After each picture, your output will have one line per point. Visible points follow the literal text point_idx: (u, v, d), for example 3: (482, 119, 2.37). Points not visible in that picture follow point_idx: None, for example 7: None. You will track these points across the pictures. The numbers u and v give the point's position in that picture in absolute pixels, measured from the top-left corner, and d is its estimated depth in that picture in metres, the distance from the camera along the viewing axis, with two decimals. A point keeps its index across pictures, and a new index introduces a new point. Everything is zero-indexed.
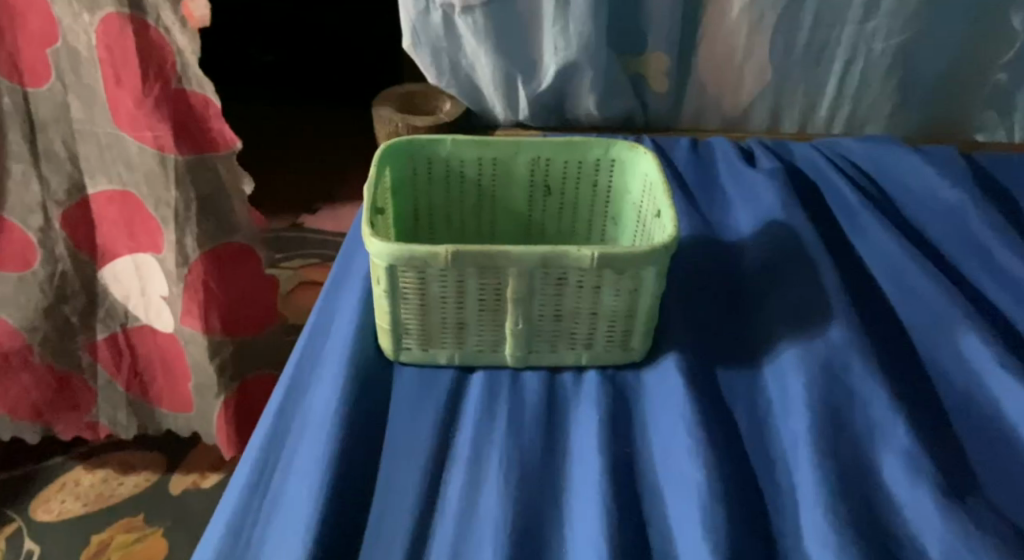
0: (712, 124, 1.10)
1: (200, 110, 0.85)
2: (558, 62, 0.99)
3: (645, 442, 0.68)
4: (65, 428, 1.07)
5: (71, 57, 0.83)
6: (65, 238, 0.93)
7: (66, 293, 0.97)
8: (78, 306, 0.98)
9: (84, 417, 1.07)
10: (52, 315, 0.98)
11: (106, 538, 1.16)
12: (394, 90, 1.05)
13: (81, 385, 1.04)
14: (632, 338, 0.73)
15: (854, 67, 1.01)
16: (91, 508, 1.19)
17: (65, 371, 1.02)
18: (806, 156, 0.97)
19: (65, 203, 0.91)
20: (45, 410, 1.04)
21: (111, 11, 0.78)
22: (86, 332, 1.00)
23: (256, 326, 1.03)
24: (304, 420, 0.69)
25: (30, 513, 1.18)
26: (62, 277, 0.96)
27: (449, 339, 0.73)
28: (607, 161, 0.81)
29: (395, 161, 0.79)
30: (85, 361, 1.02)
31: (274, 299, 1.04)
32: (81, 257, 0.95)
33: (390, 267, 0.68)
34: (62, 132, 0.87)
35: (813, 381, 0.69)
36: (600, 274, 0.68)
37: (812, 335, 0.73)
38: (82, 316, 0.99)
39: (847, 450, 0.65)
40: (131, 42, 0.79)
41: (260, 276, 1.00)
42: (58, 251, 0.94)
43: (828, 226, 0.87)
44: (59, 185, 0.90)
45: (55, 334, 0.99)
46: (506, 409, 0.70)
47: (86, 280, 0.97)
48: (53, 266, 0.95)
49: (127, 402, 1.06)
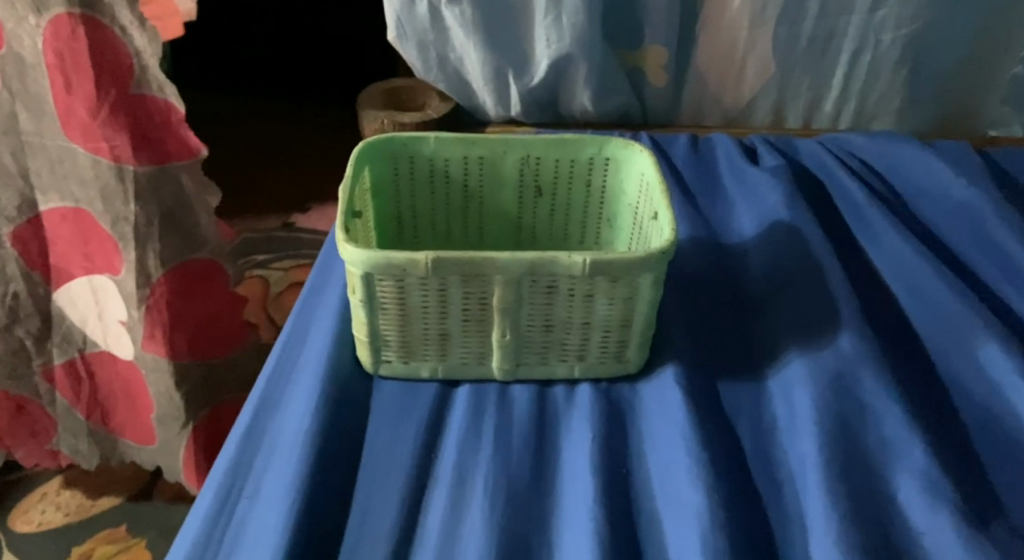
0: (713, 121, 1.05)
1: (161, 118, 0.79)
2: (551, 55, 0.94)
3: (641, 463, 0.63)
4: (27, 454, 1.03)
5: (17, 64, 0.77)
6: (17, 257, 0.89)
7: (18, 315, 0.92)
8: (32, 329, 0.94)
9: (44, 445, 1.03)
10: (5, 338, 0.93)
11: (87, 550, 1.11)
12: (377, 88, 1.00)
13: (38, 410, 1.00)
14: (628, 349, 0.68)
15: (862, 59, 0.96)
16: (72, 519, 1.15)
17: (22, 397, 0.98)
18: (813, 153, 0.93)
19: (17, 220, 0.86)
20: (5, 433, 1.01)
21: (61, 11, 0.72)
22: (42, 357, 0.96)
23: (227, 347, 0.98)
24: (274, 440, 0.64)
25: (9, 524, 1.14)
26: (14, 298, 0.91)
27: (431, 351, 0.68)
28: (601, 159, 0.76)
29: (376, 160, 0.75)
30: (42, 388, 0.98)
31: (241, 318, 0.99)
32: (34, 278, 0.91)
33: (367, 275, 0.63)
34: (10, 145, 0.82)
35: (823, 396, 0.64)
36: (592, 282, 0.64)
37: (820, 346, 0.69)
38: (37, 341, 0.95)
39: (860, 472, 0.60)
40: (83, 44, 0.73)
41: (227, 294, 0.94)
42: (9, 270, 0.89)
43: (837, 229, 0.82)
44: (10, 201, 0.85)
45: (8, 357, 0.94)
46: (492, 427, 0.66)
47: (40, 302, 0.92)
48: (6, 286, 0.90)
49: (88, 430, 1.01)
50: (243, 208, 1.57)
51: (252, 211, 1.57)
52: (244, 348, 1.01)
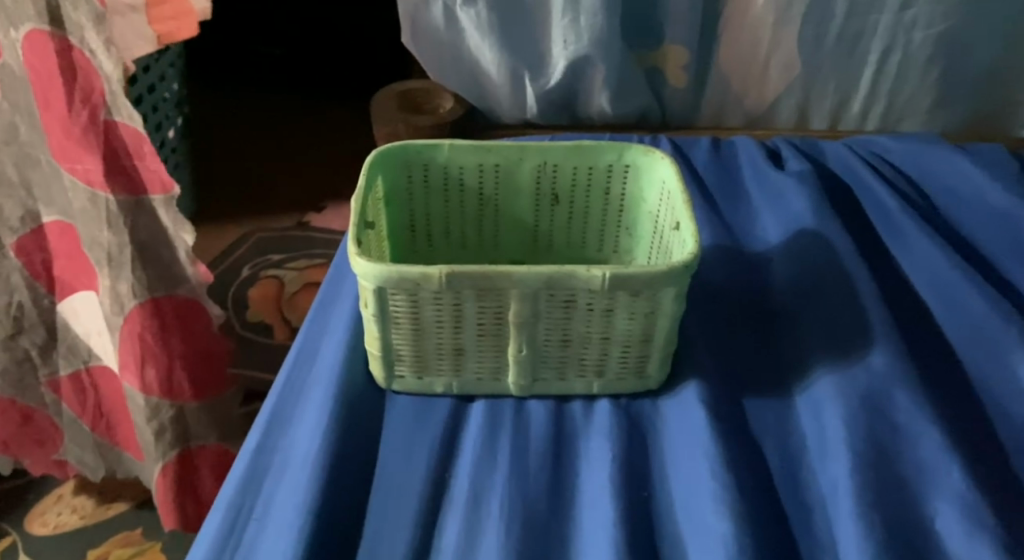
0: (736, 122, 1.01)
1: (133, 147, 0.78)
2: (568, 56, 0.92)
3: (663, 484, 0.61)
4: (34, 463, 1.03)
5: (11, 78, 0.77)
6: (21, 267, 0.89)
7: (23, 325, 0.92)
8: (37, 340, 0.93)
9: (51, 455, 1.02)
10: (10, 348, 0.93)
11: (103, 552, 1.11)
12: (391, 89, 0.96)
13: (45, 420, 0.99)
14: (648, 365, 0.66)
15: (891, 58, 0.94)
16: (87, 521, 1.14)
17: (29, 406, 0.98)
18: (840, 157, 0.90)
19: (20, 231, 0.86)
20: (11, 442, 1.00)
21: (32, 27, 0.73)
22: (48, 368, 0.95)
23: (208, 395, 0.92)
24: (284, 458, 0.63)
25: (25, 526, 1.13)
26: (18, 308, 0.91)
27: (446, 365, 0.66)
28: (620, 166, 0.74)
29: (389, 168, 0.72)
30: (48, 397, 0.97)
31: (224, 362, 0.93)
32: (38, 288, 0.90)
33: (380, 289, 0.61)
34: (13, 156, 0.82)
35: (853, 416, 0.62)
36: (612, 296, 0.61)
37: (850, 362, 0.66)
38: (42, 351, 0.94)
39: (894, 497, 0.57)
40: (54, 62, 0.73)
41: (208, 335, 0.90)
42: (14, 280, 0.89)
43: (866, 238, 0.79)
44: (13, 212, 0.85)
45: (13, 367, 0.94)
46: (507, 446, 0.64)
47: (44, 312, 0.92)
48: (10, 295, 0.90)
49: (93, 443, 1.00)
50: (257, 208, 1.56)
51: (267, 210, 1.56)
52: (224, 394, 0.95)
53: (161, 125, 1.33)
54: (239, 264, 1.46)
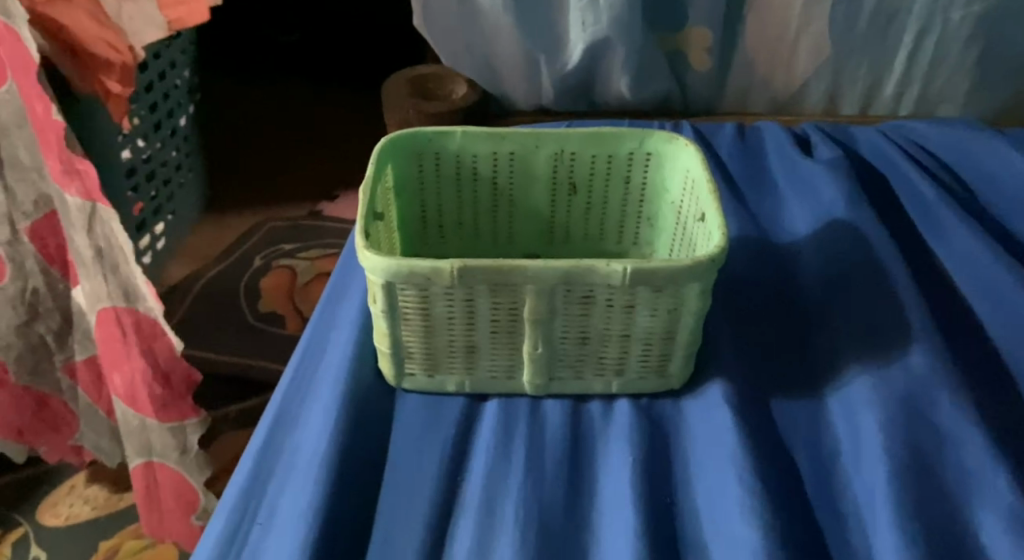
0: (760, 107, 0.97)
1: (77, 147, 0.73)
2: (586, 39, 0.88)
3: (687, 491, 0.57)
4: (50, 450, 1.00)
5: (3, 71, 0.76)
6: (35, 253, 0.86)
7: (37, 311, 0.89)
8: (52, 326, 0.91)
9: (68, 440, 1.00)
10: (24, 335, 0.90)
11: (115, 544, 1.05)
12: (402, 75, 0.93)
13: (61, 406, 0.97)
14: (671, 364, 0.62)
15: (926, 39, 0.89)
16: (101, 513, 1.09)
17: (43, 392, 0.95)
18: (872, 144, 0.86)
19: (33, 215, 0.83)
20: (26, 430, 0.97)
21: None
22: (63, 354, 0.93)
23: (171, 418, 0.87)
24: (290, 461, 0.60)
25: (36, 517, 1.08)
26: (33, 294, 0.88)
27: (457, 363, 0.63)
28: (642, 154, 0.70)
29: (398, 156, 0.69)
30: (64, 383, 0.95)
31: (189, 388, 0.88)
32: (53, 273, 0.88)
33: (388, 284, 0.58)
34: (25, 139, 0.79)
35: (889, 418, 0.58)
36: (633, 292, 0.58)
37: (887, 360, 0.62)
38: (58, 337, 0.92)
39: (934, 504, 0.54)
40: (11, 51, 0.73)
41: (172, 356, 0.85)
42: (27, 266, 0.86)
43: (901, 227, 0.75)
44: (26, 196, 0.82)
45: (29, 354, 0.92)
46: (523, 447, 0.61)
47: (59, 297, 0.89)
48: (24, 281, 0.87)
49: (109, 430, 0.98)
50: (270, 197, 1.54)
51: (280, 199, 1.53)
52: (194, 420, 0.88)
53: (172, 113, 1.31)
54: (251, 253, 1.42)
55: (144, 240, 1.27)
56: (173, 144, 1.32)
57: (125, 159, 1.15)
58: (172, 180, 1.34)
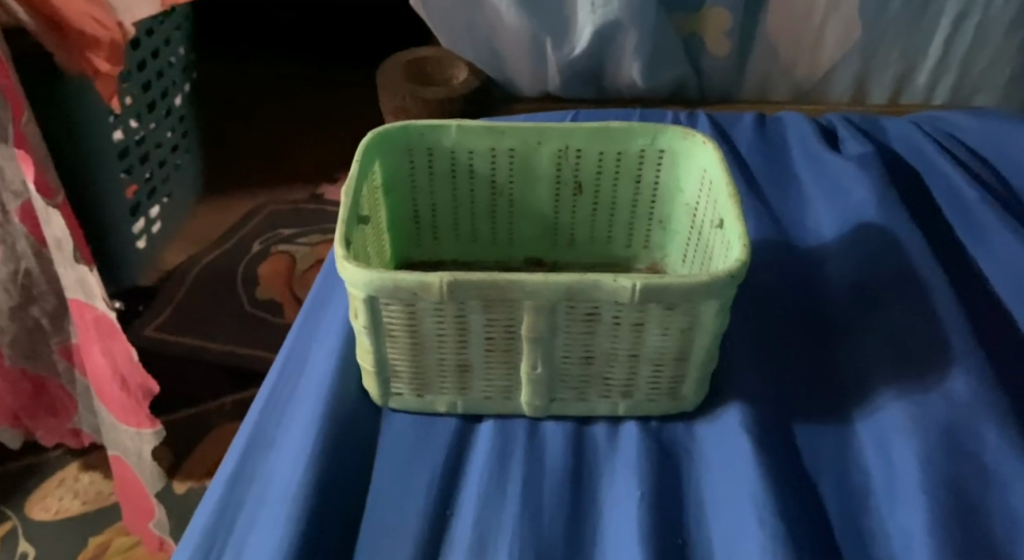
0: (782, 95, 0.91)
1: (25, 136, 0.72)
2: (595, 22, 0.82)
3: (701, 532, 0.51)
4: (47, 434, 0.96)
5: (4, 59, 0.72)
6: (27, 234, 0.80)
7: (32, 294, 0.84)
8: (47, 308, 0.85)
9: (66, 423, 0.96)
10: (19, 317, 0.85)
11: (105, 541, 0.96)
12: (397, 58, 0.86)
13: (59, 389, 0.93)
14: (683, 386, 0.57)
15: (966, 24, 0.82)
16: (92, 506, 0.99)
17: (41, 376, 0.91)
18: (905, 138, 0.79)
19: (23, 195, 0.77)
20: (22, 413, 0.93)
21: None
22: (60, 335, 0.87)
23: (130, 423, 0.83)
24: (262, 493, 0.55)
25: (25, 509, 0.99)
26: (26, 276, 0.83)
27: (448, 383, 0.58)
28: (654, 152, 0.64)
29: (387, 151, 0.63)
30: (61, 366, 0.90)
31: (144, 398, 0.81)
32: (45, 255, 0.82)
33: (371, 298, 0.52)
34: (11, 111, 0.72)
35: (927, 453, 0.52)
36: (642, 309, 0.52)
37: (924, 385, 0.56)
38: (53, 319, 0.86)
39: (979, 555, 0.48)
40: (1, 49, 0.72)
41: (127, 360, 0.79)
42: (19, 248, 0.81)
43: (937, 232, 0.69)
44: (15, 175, 0.76)
45: (24, 336, 0.86)
46: (519, 476, 0.55)
47: (52, 277, 0.83)
48: (16, 262, 0.82)
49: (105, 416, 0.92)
50: (267, 179, 1.48)
51: (277, 181, 1.47)
52: (151, 428, 0.82)
53: (167, 92, 1.25)
54: (248, 238, 1.36)
55: (139, 224, 1.20)
56: (169, 125, 1.26)
57: (117, 140, 1.08)
58: (167, 162, 1.28)
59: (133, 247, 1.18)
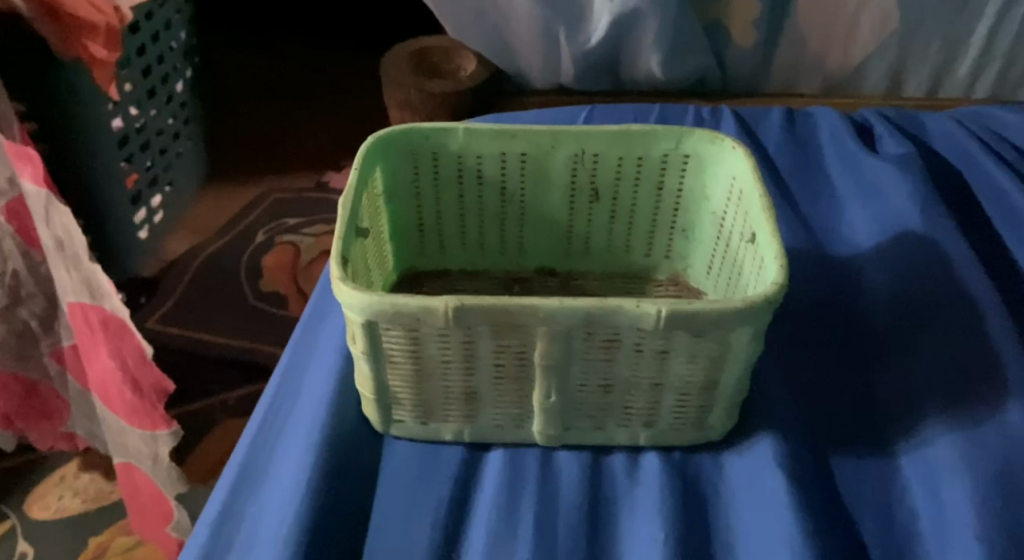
0: (811, 87, 0.85)
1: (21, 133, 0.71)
2: (613, 10, 0.76)
3: None
4: (41, 437, 0.91)
5: None
6: (14, 235, 0.76)
7: (20, 295, 0.79)
8: (37, 310, 0.80)
9: (59, 427, 0.91)
10: (7, 319, 0.80)
11: (105, 542, 0.92)
12: (403, 48, 0.81)
13: (51, 392, 0.87)
14: (711, 415, 0.52)
15: (1013, 14, 0.77)
16: (91, 507, 0.95)
17: (32, 380, 0.86)
18: (947, 135, 0.74)
19: (8, 193, 0.74)
20: (15, 416, 0.88)
21: None
22: (50, 339, 0.82)
23: (140, 426, 0.79)
24: (253, 530, 0.50)
25: (25, 507, 0.95)
26: (13, 277, 0.78)
27: (454, 411, 0.53)
28: (678, 156, 0.59)
29: (389, 156, 0.58)
30: (52, 369, 0.85)
31: (158, 397, 0.78)
32: (33, 256, 0.77)
33: (369, 323, 0.48)
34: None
35: (980, 492, 0.48)
36: (668, 336, 0.48)
37: (975, 415, 0.52)
38: (43, 322, 0.81)
39: None
40: None
41: (138, 359, 0.76)
42: (5, 248, 0.77)
43: (985, 241, 0.64)
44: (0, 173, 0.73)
45: (13, 339, 0.82)
46: (532, 511, 0.50)
47: (42, 281, 0.79)
48: (3, 263, 0.78)
49: None
50: (270, 167, 1.43)
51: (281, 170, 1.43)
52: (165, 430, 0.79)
53: (168, 78, 1.19)
54: (253, 229, 1.31)
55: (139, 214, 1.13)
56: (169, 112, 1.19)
57: (117, 129, 1.00)
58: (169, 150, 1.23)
59: (134, 238, 1.10)
